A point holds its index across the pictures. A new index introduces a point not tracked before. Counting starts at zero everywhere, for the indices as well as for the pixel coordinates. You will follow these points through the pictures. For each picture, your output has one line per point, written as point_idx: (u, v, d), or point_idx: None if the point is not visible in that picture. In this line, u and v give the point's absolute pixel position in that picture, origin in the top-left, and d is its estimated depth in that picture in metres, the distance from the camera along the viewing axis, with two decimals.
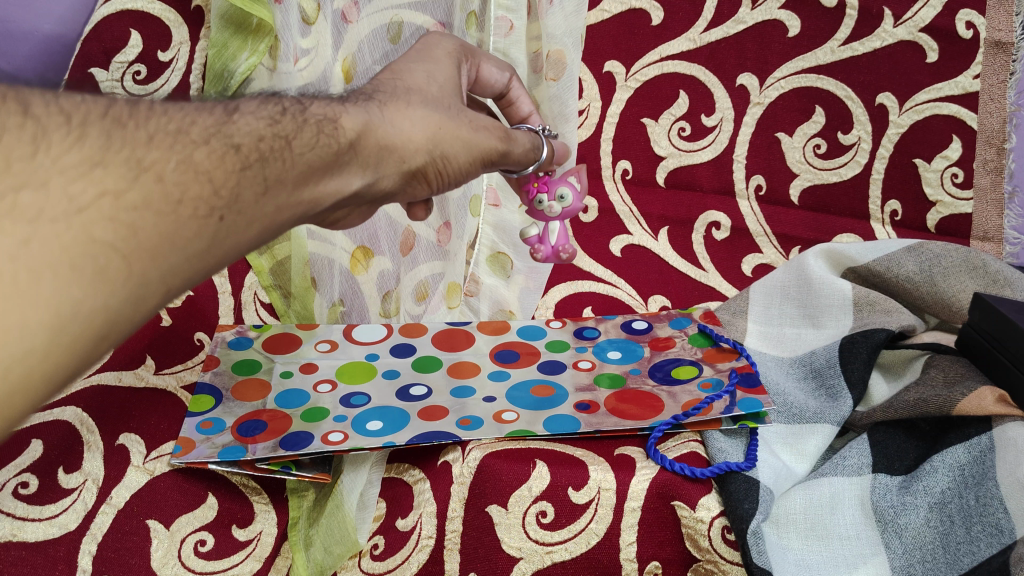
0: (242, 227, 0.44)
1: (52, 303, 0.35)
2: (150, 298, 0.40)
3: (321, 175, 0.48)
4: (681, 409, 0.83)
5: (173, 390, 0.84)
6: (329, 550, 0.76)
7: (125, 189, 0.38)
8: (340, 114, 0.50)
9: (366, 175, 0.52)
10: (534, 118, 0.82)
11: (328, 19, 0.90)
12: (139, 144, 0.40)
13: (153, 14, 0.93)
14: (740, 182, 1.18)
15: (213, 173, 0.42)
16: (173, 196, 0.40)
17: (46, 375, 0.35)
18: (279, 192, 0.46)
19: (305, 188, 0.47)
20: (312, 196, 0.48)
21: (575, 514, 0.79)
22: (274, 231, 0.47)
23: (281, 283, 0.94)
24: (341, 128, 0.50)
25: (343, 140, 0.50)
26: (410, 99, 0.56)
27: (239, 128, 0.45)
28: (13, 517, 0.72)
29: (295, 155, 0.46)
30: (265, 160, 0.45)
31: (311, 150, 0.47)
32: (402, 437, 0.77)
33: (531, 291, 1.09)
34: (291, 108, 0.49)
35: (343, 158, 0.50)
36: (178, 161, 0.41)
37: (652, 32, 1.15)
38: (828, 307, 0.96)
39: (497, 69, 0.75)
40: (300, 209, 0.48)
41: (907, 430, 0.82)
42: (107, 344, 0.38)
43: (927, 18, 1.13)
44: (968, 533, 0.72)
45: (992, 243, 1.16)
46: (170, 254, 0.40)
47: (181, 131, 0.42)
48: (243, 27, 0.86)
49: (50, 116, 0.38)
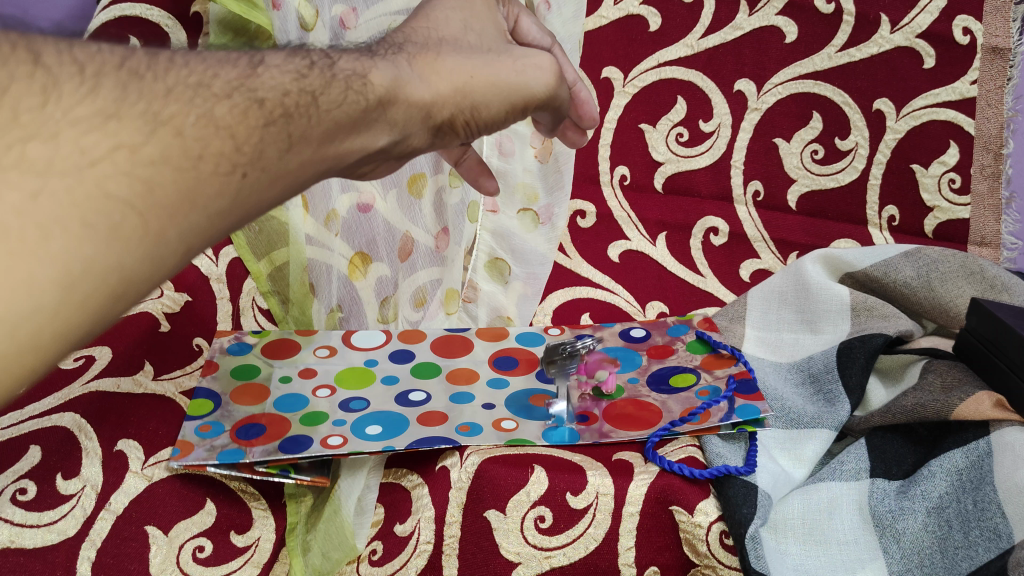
0: (266, 185, 0.42)
1: (64, 258, 0.34)
2: (169, 258, 0.38)
3: (348, 132, 0.46)
4: (679, 415, 0.85)
5: (173, 396, 0.85)
6: (327, 556, 0.76)
7: (141, 143, 0.36)
8: (369, 69, 0.47)
9: (393, 134, 0.49)
10: (579, 86, 0.74)
11: (327, 25, 0.92)
12: (156, 97, 0.38)
13: (152, 20, 0.95)
14: (737, 188, 1.18)
15: (235, 129, 0.40)
16: (192, 151, 0.38)
17: (58, 332, 0.34)
18: (304, 149, 0.44)
19: (329, 147, 0.45)
20: (336, 153, 0.46)
21: (574, 519, 0.79)
22: (296, 187, 0.45)
23: (280, 289, 0.95)
24: (369, 85, 0.47)
25: (372, 97, 0.47)
26: (441, 50, 0.52)
27: (263, 82, 0.43)
28: (11, 524, 0.71)
29: (321, 112, 0.44)
30: (290, 117, 0.43)
31: (339, 107, 0.45)
32: (402, 442, 0.78)
33: (530, 298, 1.08)
34: (319, 62, 0.47)
35: (372, 116, 0.47)
36: (198, 115, 0.39)
37: (651, 38, 1.16)
38: (827, 313, 0.96)
39: (538, 26, 0.73)
40: (324, 165, 0.46)
41: (905, 435, 0.82)
42: (124, 302, 0.37)
43: (924, 24, 1.13)
44: (966, 538, 0.72)
45: (990, 248, 1.17)
46: (191, 210, 0.38)
47: (202, 84, 0.40)
48: (243, 32, 0.91)
49: (62, 67, 0.36)
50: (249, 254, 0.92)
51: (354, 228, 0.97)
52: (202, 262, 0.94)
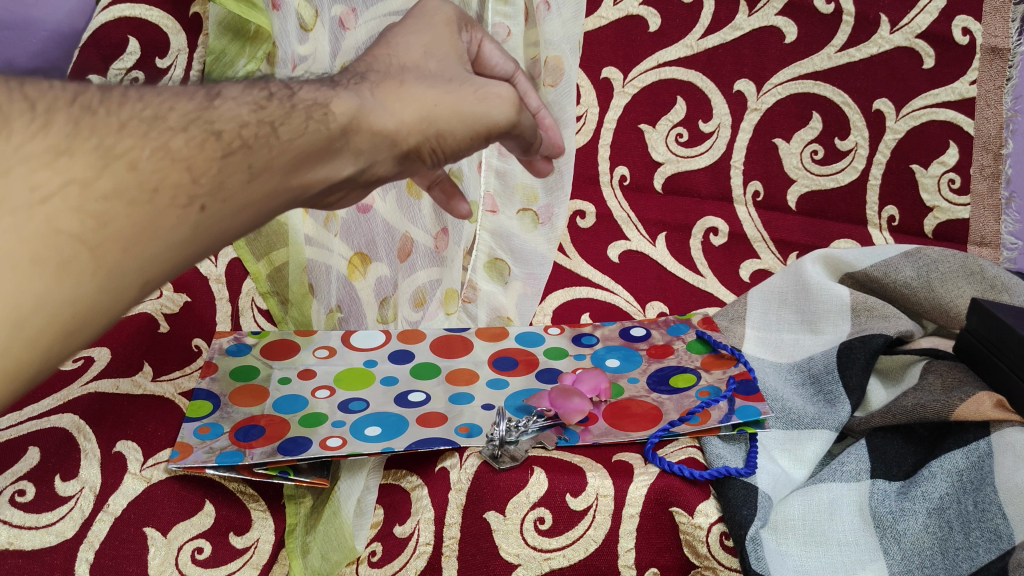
0: (229, 216, 0.42)
1: (13, 295, 0.33)
2: (127, 291, 0.38)
3: (313, 162, 0.45)
4: (678, 415, 0.84)
5: (171, 397, 0.84)
6: (326, 557, 0.76)
7: (93, 177, 0.36)
8: (330, 98, 0.47)
9: (359, 163, 0.48)
10: (542, 112, 0.73)
11: (326, 25, 0.93)
12: (109, 132, 0.38)
13: (150, 20, 0.97)
14: (737, 189, 1.18)
15: (192, 160, 0.40)
16: (147, 184, 0.38)
17: (9, 370, 0.34)
18: (268, 179, 0.43)
19: (294, 177, 0.45)
20: (302, 185, 0.45)
21: (573, 520, 0.79)
22: (263, 217, 0.45)
23: (279, 290, 0.95)
24: (331, 114, 0.46)
25: (335, 126, 0.46)
26: (404, 78, 0.51)
27: (221, 114, 0.43)
28: (9, 525, 0.71)
29: (282, 142, 0.44)
30: (249, 147, 0.42)
31: (300, 136, 0.44)
32: (402, 443, 0.77)
33: (529, 297, 1.07)
34: (279, 93, 0.46)
35: (337, 144, 0.46)
36: (154, 148, 0.39)
37: (650, 38, 1.16)
38: (827, 313, 0.96)
39: (501, 52, 0.69)
40: (289, 197, 0.45)
41: (905, 436, 0.82)
42: (80, 338, 0.36)
43: (923, 25, 1.13)
44: (968, 538, 0.71)
45: (990, 248, 1.17)
46: (149, 242, 0.38)
47: (158, 117, 0.40)
48: (242, 33, 0.90)
49: (15, 105, 0.36)
50: (248, 254, 0.92)
51: (353, 227, 0.97)
52: (202, 262, 0.94)
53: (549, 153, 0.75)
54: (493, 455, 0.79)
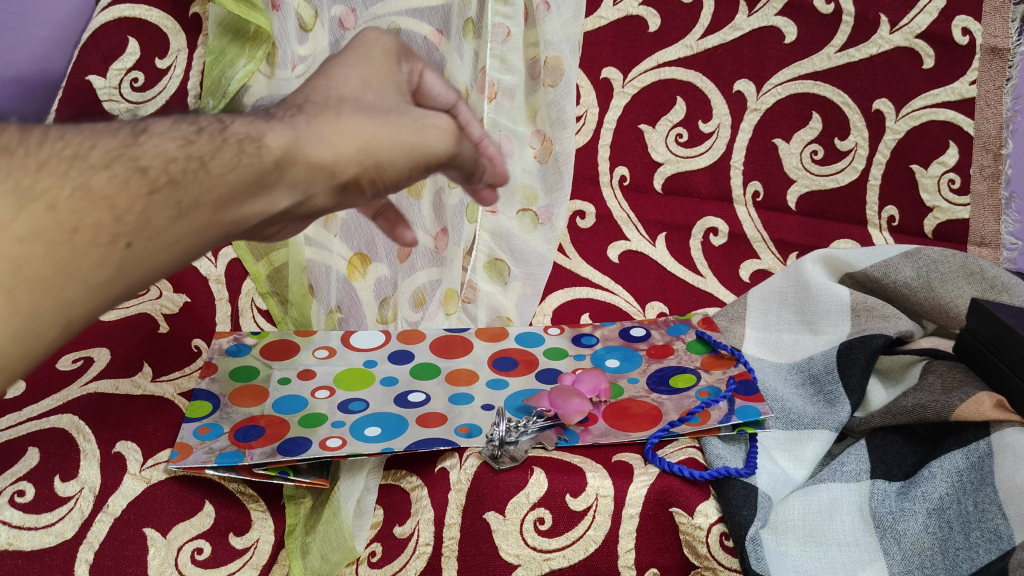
0: (157, 252, 0.42)
1: None
2: (49, 332, 0.39)
3: (247, 195, 0.44)
4: (678, 415, 0.84)
5: (171, 397, 0.84)
6: (326, 558, 0.76)
7: (9, 220, 0.37)
8: (263, 132, 0.45)
9: (296, 195, 0.46)
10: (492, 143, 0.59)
11: (326, 25, 0.93)
12: (27, 173, 0.39)
13: (151, 21, 1.01)
14: (737, 189, 1.18)
15: (115, 199, 0.40)
16: (66, 224, 0.39)
17: None
18: (198, 215, 0.43)
19: (226, 212, 0.44)
20: (236, 219, 0.45)
21: (573, 521, 0.79)
22: (198, 251, 0.44)
23: (278, 290, 0.96)
24: (264, 147, 0.44)
25: (268, 160, 0.44)
26: (341, 110, 0.48)
27: (146, 150, 0.42)
28: (8, 526, 0.71)
29: (211, 177, 0.43)
30: (176, 183, 0.42)
31: (231, 171, 0.43)
32: (401, 443, 0.77)
33: (529, 298, 1.07)
34: (210, 127, 0.45)
35: (270, 178, 0.45)
36: (74, 188, 0.39)
37: (650, 38, 1.16)
38: (827, 313, 0.96)
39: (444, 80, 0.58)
40: (224, 231, 0.45)
41: (905, 436, 0.82)
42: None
43: (923, 25, 1.14)
44: (968, 538, 0.71)
45: (990, 248, 1.17)
46: (68, 282, 0.39)
47: (79, 156, 0.40)
48: (242, 34, 0.92)
49: None
50: (248, 255, 0.94)
51: (353, 228, 0.97)
52: (201, 263, 0.95)
53: (495, 182, 0.60)
54: (493, 455, 0.79)
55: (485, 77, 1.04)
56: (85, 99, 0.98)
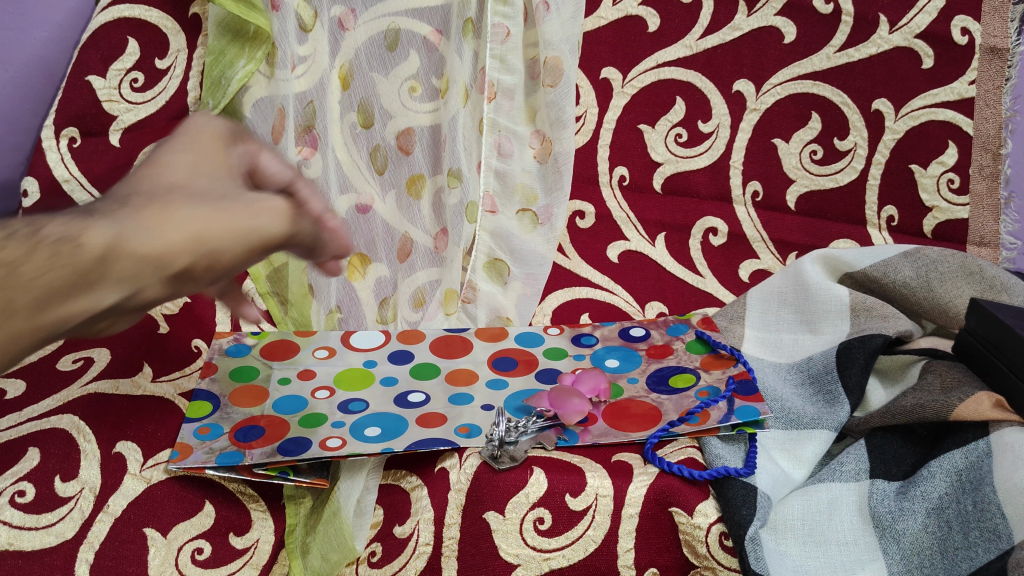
0: None
1: None
2: None
3: (66, 297, 0.44)
4: (677, 415, 0.84)
5: (171, 397, 0.84)
6: (326, 558, 0.76)
7: None
8: (82, 231, 0.44)
9: (123, 291, 0.46)
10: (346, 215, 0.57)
11: (325, 26, 0.95)
12: None
13: (151, 21, 1.01)
14: (736, 189, 1.18)
15: None
16: None
17: None
18: (11, 320, 0.42)
19: (45, 313, 0.44)
20: (58, 319, 0.44)
21: (573, 521, 0.79)
22: (23, 350, 0.44)
23: (278, 291, 0.94)
24: (82, 247, 0.44)
25: (88, 258, 0.44)
26: (170, 200, 0.47)
27: None
28: (9, 526, 0.71)
29: (23, 282, 0.42)
30: None
31: (44, 275, 0.43)
32: (401, 443, 0.78)
33: (529, 298, 1.08)
34: (23, 228, 0.44)
35: (92, 277, 0.44)
36: None
37: (649, 38, 1.16)
38: (827, 313, 0.96)
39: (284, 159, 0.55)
40: (47, 331, 0.44)
41: (904, 436, 0.82)
42: None
43: (922, 25, 1.14)
44: (966, 538, 0.72)
45: (989, 248, 1.17)
46: None
47: None
48: (241, 35, 0.91)
49: None
50: None
51: (353, 228, 1.00)
52: None
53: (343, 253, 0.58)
54: (493, 455, 0.79)
55: (485, 77, 1.03)
56: (85, 98, 1.00)
